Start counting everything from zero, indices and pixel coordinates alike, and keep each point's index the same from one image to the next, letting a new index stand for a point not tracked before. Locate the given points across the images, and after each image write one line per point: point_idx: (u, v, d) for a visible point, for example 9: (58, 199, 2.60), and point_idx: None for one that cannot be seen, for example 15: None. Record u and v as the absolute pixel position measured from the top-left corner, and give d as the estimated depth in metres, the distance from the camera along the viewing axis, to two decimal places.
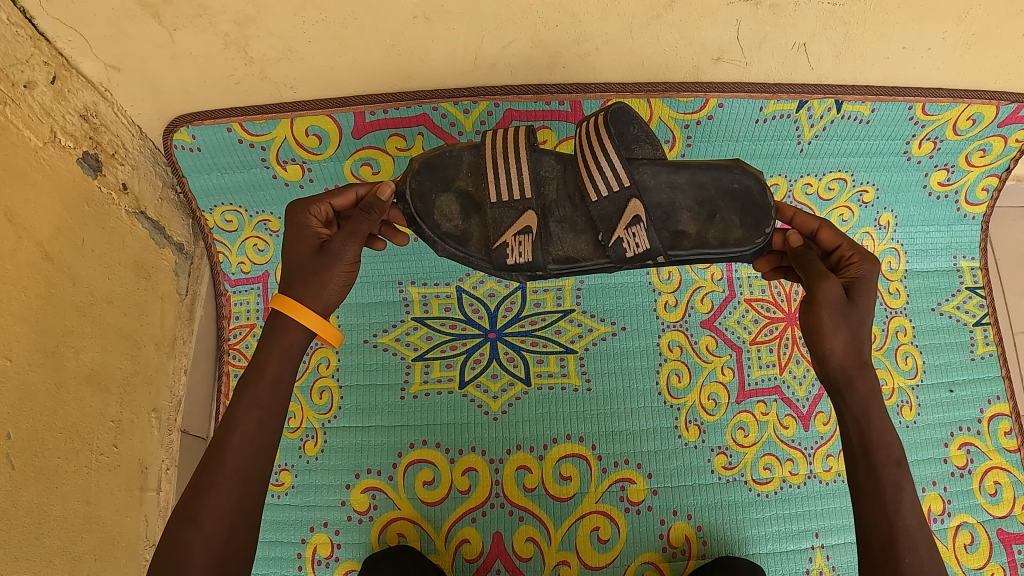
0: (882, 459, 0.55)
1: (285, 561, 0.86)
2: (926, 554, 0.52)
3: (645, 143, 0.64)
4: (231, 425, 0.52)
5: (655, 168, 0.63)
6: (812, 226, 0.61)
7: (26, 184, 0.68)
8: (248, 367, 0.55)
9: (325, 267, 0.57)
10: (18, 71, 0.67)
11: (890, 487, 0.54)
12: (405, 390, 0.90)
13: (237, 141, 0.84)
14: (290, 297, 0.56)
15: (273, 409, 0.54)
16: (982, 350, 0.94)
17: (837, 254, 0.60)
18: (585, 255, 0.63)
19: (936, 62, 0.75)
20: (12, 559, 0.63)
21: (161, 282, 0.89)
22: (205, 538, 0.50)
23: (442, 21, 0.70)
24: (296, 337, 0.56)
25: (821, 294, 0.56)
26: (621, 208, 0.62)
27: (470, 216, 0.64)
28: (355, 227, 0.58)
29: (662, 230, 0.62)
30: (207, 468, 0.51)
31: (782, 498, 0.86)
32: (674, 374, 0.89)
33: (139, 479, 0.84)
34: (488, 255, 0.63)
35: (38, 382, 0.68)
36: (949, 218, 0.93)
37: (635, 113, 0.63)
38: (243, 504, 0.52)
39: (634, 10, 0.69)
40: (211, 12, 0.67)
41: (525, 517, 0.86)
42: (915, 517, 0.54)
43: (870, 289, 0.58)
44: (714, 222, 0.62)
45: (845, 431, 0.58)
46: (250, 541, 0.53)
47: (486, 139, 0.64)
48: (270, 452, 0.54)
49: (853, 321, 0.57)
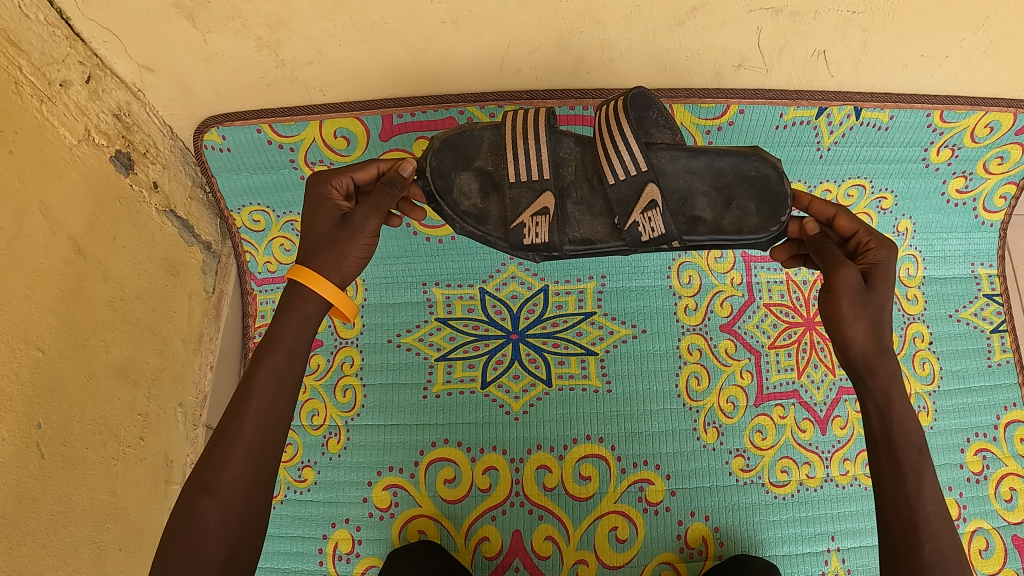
0: (903, 446, 0.56)
1: (306, 556, 0.87)
2: (946, 540, 0.53)
3: (664, 127, 0.65)
4: (248, 394, 0.53)
5: (672, 154, 0.63)
6: (829, 214, 0.61)
7: (61, 181, 0.69)
8: (264, 339, 0.55)
9: (348, 238, 0.57)
10: (54, 70, 0.69)
11: (910, 474, 0.55)
12: (428, 389, 0.91)
13: (267, 142, 0.85)
14: (310, 268, 0.57)
15: (289, 379, 0.55)
16: (999, 356, 0.94)
17: (854, 241, 0.60)
18: (600, 237, 0.65)
19: (953, 70, 0.76)
20: (39, 546, 0.64)
21: (188, 279, 0.90)
22: (222, 509, 0.51)
23: (469, 26, 0.71)
24: (313, 308, 0.56)
25: (839, 282, 0.56)
26: (638, 191, 0.62)
27: (489, 194, 0.64)
28: (376, 201, 0.58)
29: (677, 214, 0.63)
30: (224, 438, 0.52)
31: (799, 501, 0.87)
32: (693, 377, 0.90)
33: (164, 472, 0.85)
34: (506, 235, 0.64)
35: (68, 373, 0.69)
36: (967, 225, 0.94)
37: (656, 98, 0.64)
38: (259, 475, 0.53)
39: (657, 18, 0.70)
40: (244, 15, 0.68)
41: (545, 516, 0.87)
42: (935, 503, 0.54)
43: (888, 274, 0.58)
44: (730, 208, 0.63)
45: (867, 417, 0.58)
46: (264, 511, 0.54)
47: (507, 119, 0.65)
48: (283, 426, 0.54)
49: (873, 308, 0.57)
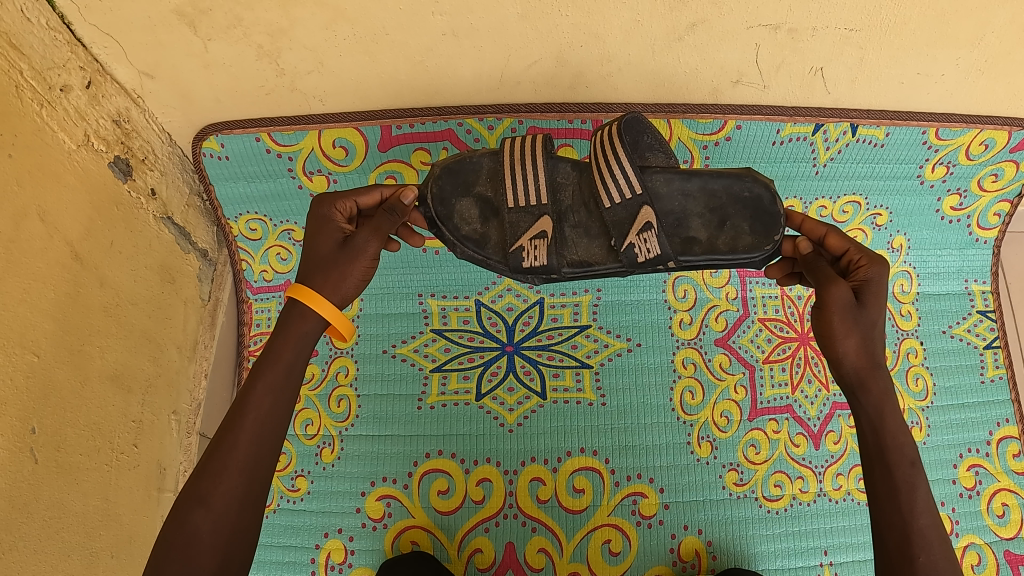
0: (896, 459, 0.56)
1: (298, 565, 0.87)
2: (940, 553, 0.53)
3: (659, 151, 0.65)
4: (246, 406, 0.53)
5: (667, 176, 0.63)
6: (820, 233, 0.61)
7: (59, 186, 0.70)
8: (263, 352, 0.55)
9: (347, 261, 0.57)
10: (54, 75, 0.69)
11: (904, 487, 0.55)
12: (423, 400, 0.91)
13: (266, 151, 0.85)
14: (311, 288, 0.57)
15: (286, 393, 0.55)
16: (992, 372, 0.95)
17: (845, 258, 0.60)
18: (598, 259, 0.65)
19: (949, 88, 0.77)
20: (30, 552, 0.64)
21: (184, 287, 0.90)
22: (214, 520, 0.51)
23: (470, 39, 0.71)
24: (311, 325, 0.56)
25: (831, 298, 0.57)
26: (633, 215, 0.62)
27: (489, 220, 0.65)
28: (378, 224, 0.59)
29: (672, 236, 0.63)
30: (219, 450, 0.52)
31: (792, 515, 0.87)
32: (688, 391, 0.90)
33: (157, 480, 0.84)
34: (505, 258, 0.65)
35: (62, 379, 0.69)
36: (961, 242, 0.95)
37: (649, 123, 0.65)
38: (253, 487, 0.52)
39: (657, 33, 0.71)
40: (245, 23, 0.68)
41: (538, 528, 0.86)
42: (929, 516, 0.54)
43: (880, 291, 0.58)
44: (724, 228, 0.63)
45: (860, 430, 0.59)
46: (256, 523, 0.54)
47: (506, 146, 0.65)
48: (277, 439, 0.54)
49: (864, 324, 0.57)
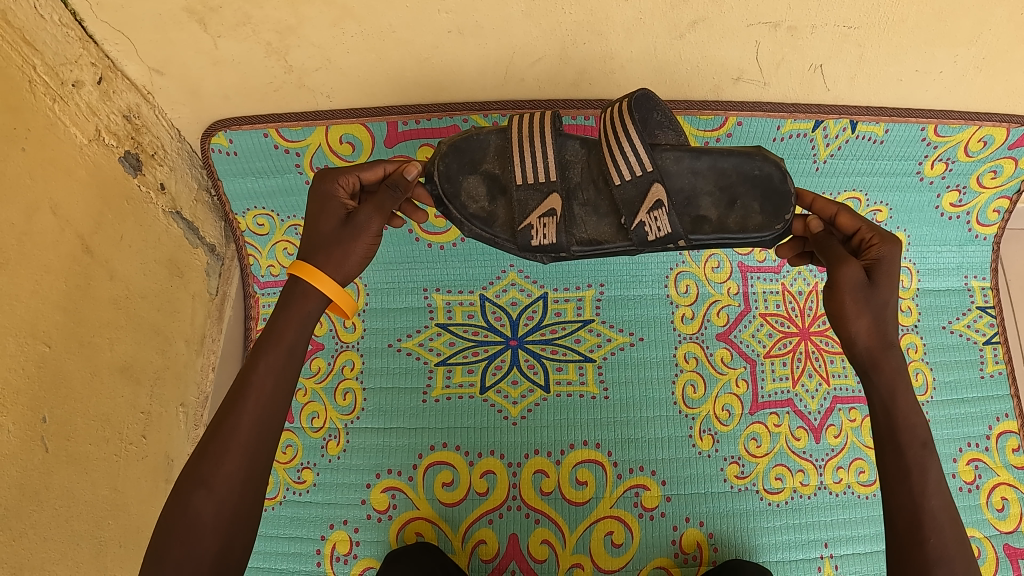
0: (907, 440, 0.57)
1: (303, 556, 0.88)
2: (950, 536, 0.54)
3: (668, 129, 0.66)
4: (246, 390, 0.54)
5: (677, 155, 0.64)
6: (831, 212, 0.62)
7: (70, 180, 0.71)
8: (264, 336, 0.56)
9: (351, 239, 0.59)
10: (67, 71, 0.70)
11: (915, 468, 0.56)
12: (428, 393, 0.92)
13: (274, 147, 0.86)
14: (313, 265, 0.58)
15: (286, 376, 0.55)
16: (991, 367, 0.96)
17: (858, 237, 0.61)
18: (607, 238, 0.66)
19: (948, 85, 0.78)
20: (40, 539, 0.65)
21: (192, 281, 0.91)
22: (216, 502, 0.52)
23: (474, 36, 0.72)
24: (313, 305, 0.58)
25: (842, 278, 0.57)
26: (643, 192, 0.63)
27: (496, 197, 0.66)
28: (381, 202, 0.60)
29: (682, 214, 0.64)
30: (221, 432, 0.53)
31: (793, 507, 0.88)
32: (690, 385, 0.91)
33: (165, 471, 0.85)
34: (514, 237, 0.66)
35: (72, 370, 0.70)
36: (961, 238, 0.96)
37: (658, 101, 0.65)
38: (254, 471, 0.53)
39: (658, 31, 0.72)
40: (255, 21, 0.69)
41: (542, 520, 0.87)
42: (940, 497, 0.55)
43: (892, 270, 0.59)
44: (734, 207, 0.64)
45: (872, 412, 0.59)
46: (259, 507, 0.55)
47: (513, 123, 0.66)
48: (278, 423, 0.55)
49: (876, 304, 0.58)
